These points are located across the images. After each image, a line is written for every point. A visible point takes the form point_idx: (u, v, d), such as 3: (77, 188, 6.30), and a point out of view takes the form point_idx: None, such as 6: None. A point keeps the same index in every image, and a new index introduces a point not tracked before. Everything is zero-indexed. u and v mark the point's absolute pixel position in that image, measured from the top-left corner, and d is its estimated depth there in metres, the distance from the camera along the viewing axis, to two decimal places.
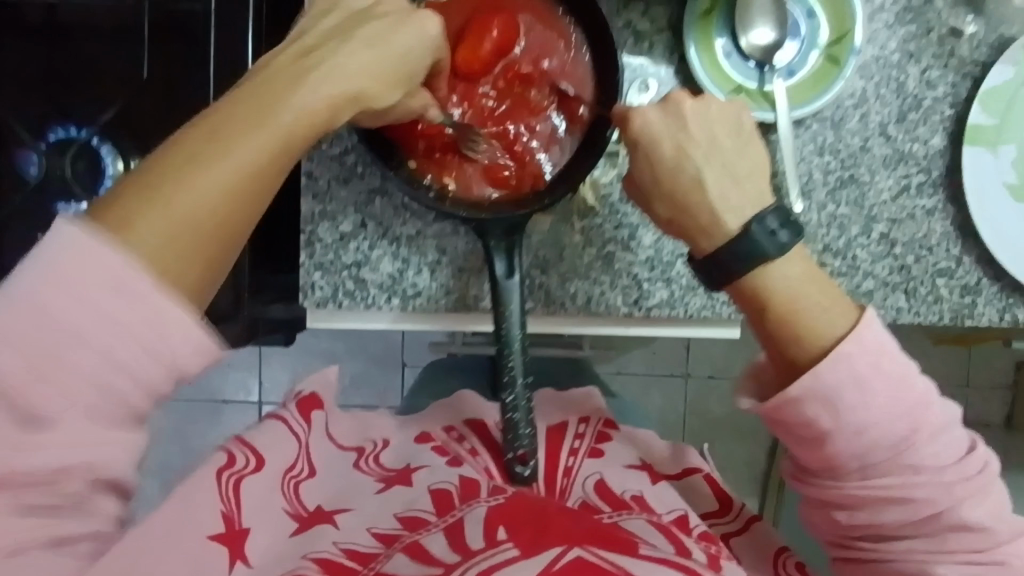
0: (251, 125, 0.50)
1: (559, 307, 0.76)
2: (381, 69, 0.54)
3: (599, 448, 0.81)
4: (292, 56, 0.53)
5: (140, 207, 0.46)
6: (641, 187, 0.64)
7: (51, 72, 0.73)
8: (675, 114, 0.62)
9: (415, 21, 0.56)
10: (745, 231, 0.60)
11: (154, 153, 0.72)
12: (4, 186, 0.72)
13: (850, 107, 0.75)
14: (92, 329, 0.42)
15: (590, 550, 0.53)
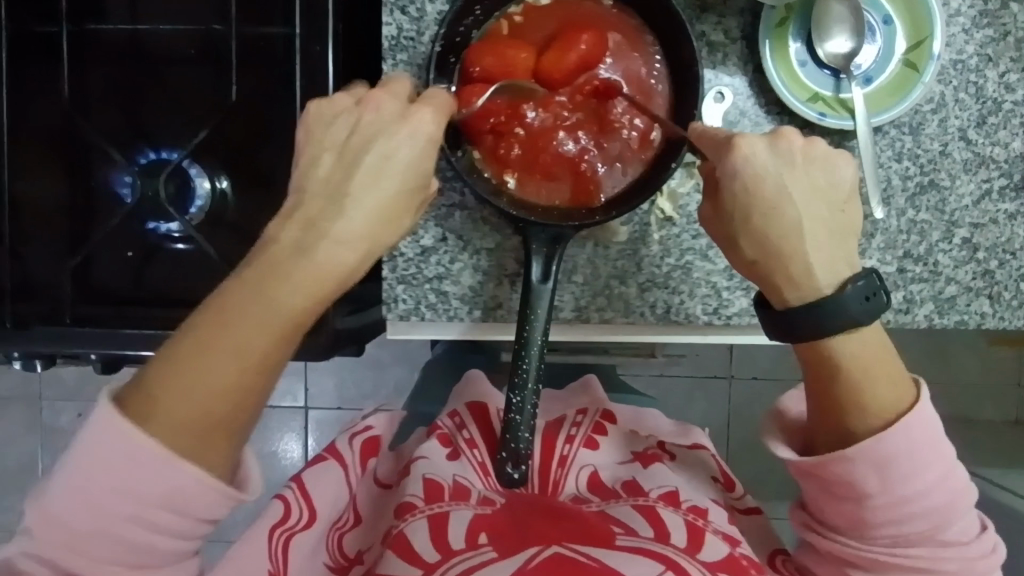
0: (248, 310, 0.50)
1: (639, 317, 0.76)
2: (378, 219, 0.52)
3: (595, 440, 0.80)
4: (285, 228, 0.51)
5: (156, 400, 0.49)
6: (726, 219, 0.61)
7: (134, 99, 0.74)
8: (783, 153, 0.58)
9: (409, 127, 0.52)
10: (840, 292, 0.57)
11: (235, 172, 0.75)
12: (98, 207, 0.76)
13: (928, 113, 0.75)
14: (128, 512, 0.49)
15: (566, 547, 0.60)
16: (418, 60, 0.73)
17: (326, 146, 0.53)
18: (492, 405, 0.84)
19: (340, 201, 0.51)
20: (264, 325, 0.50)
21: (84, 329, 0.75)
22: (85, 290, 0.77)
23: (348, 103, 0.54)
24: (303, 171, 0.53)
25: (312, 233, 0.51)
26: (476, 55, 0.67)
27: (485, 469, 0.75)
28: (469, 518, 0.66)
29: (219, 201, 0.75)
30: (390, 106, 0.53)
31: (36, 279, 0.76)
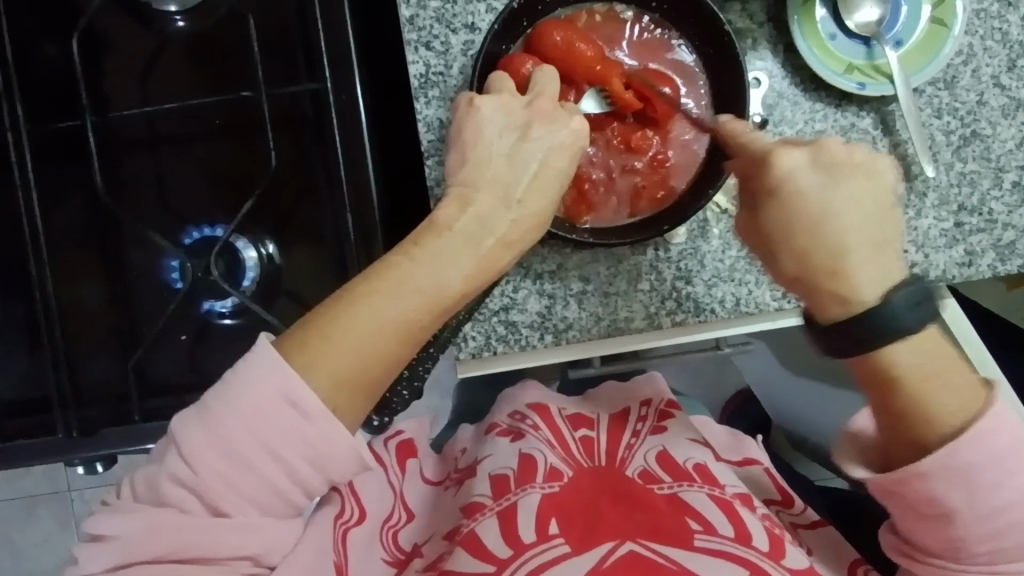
0: (418, 284, 0.52)
1: (710, 314, 0.76)
2: (524, 215, 0.57)
3: (661, 426, 0.82)
4: (463, 212, 0.55)
5: (317, 341, 0.50)
6: (763, 239, 0.56)
7: (166, 179, 0.74)
8: (825, 165, 0.52)
9: (562, 126, 0.58)
10: (889, 302, 0.52)
11: (282, 236, 0.75)
12: (151, 297, 0.75)
13: (959, 65, 0.75)
14: (272, 446, 0.49)
15: (642, 545, 0.64)
16: (450, 93, 0.73)
17: (490, 147, 0.58)
18: (552, 406, 0.87)
19: (513, 195, 0.56)
20: (430, 301, 0.53)
21: (153, 423, 0.73)
22: (145, 384, 0.76)
23: (513, 100, 0.60)
24: (469, 166, 0.58)
25: (487, 226, 0.55)
26: (548, 29, 0.69)
27: (551, 444, 0.79)
28: (538, 503, 0.69)
29: (271, 266, 0.75)
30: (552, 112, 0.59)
31: (96, 381, 0.74)
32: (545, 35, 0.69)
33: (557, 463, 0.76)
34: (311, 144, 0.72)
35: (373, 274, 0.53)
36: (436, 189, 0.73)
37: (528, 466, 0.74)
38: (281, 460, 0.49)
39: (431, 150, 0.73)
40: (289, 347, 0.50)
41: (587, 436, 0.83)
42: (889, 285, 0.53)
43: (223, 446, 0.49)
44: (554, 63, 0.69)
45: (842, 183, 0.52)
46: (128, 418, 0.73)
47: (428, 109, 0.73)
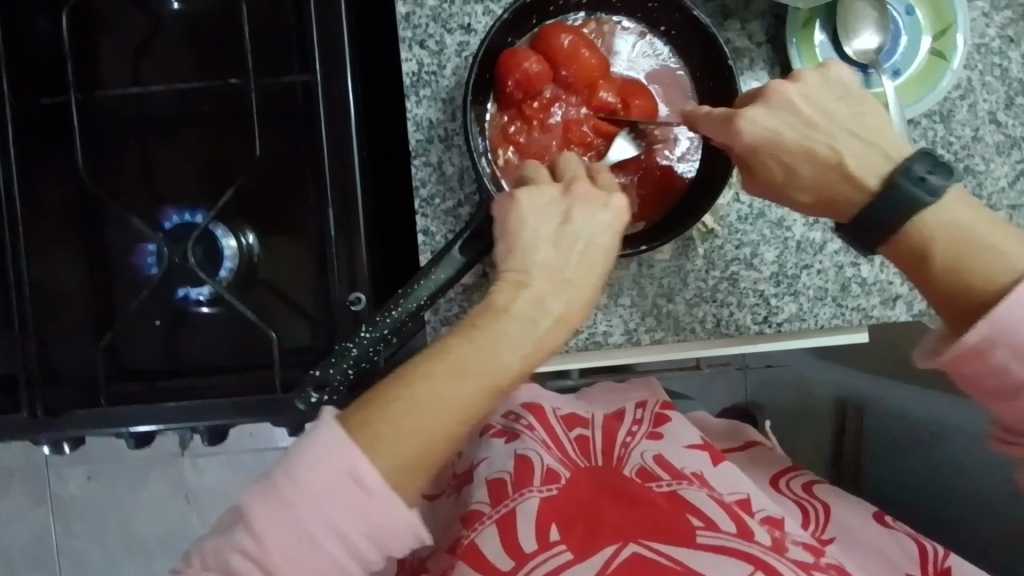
0: (482, 365, 0.52)
1: (690, 333, 0.75)
2: (573, 300, 0.56)
3: (657, 431, 0.72)
4: (517, 300, 0.54)
5: (389, 415, 0.50)
6: (769, 183, 0.60)
7: (153, 163, 0.73)
8: (781, 105, 0.57)
9: (612, 211, 0.57)
10: (893, 185, 0.54)
11: (264, 227, 0.74)
12: (129, 280, 0.74)
13: (956, 99, 0.74)
14: (339, 521, 0.47)
15: (644, 546, 0.57)
16: (442, 94, 0.72)
17: (538, 231, 0.56)
18: (546, 404, 0.78)
19: (565, 281, 0.55)
20: (464, 394, 0.52)
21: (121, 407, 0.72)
22: (117, 367, 0.75)
23: (553, 188, 0.58)
24: (518, 253, 0.56)
25: (540, 309, 0.54)
26: (556, 29, 0.68)
27: (547, 444, 0.71)
28: (537, 507, 0.62)
29: (250, 257, 0.74)
30: (590, 194, 0.57)
31: (69, 362, 0.74)
32: (553, 33, 0.68)
33: (555, 463, 0.67)
34: (298, 136, 0.72)
35: (432, 357, 0.52)
36: (422, 189, 0.73)
37: (524, 466, 0.65)
38: (345, 537, 0.47)
39: (419, 150, 0.73)
40: (359, 418, 0.50)
41: (582, 434, 0.74)
42: (883, 169, 0.55)
43: (287, 520, 0.47)
44: (556, 63, 0.68)
45: (817, 118, 0.57)
46: (96, 401, 0.72)
47: (418, 108, 0.73)
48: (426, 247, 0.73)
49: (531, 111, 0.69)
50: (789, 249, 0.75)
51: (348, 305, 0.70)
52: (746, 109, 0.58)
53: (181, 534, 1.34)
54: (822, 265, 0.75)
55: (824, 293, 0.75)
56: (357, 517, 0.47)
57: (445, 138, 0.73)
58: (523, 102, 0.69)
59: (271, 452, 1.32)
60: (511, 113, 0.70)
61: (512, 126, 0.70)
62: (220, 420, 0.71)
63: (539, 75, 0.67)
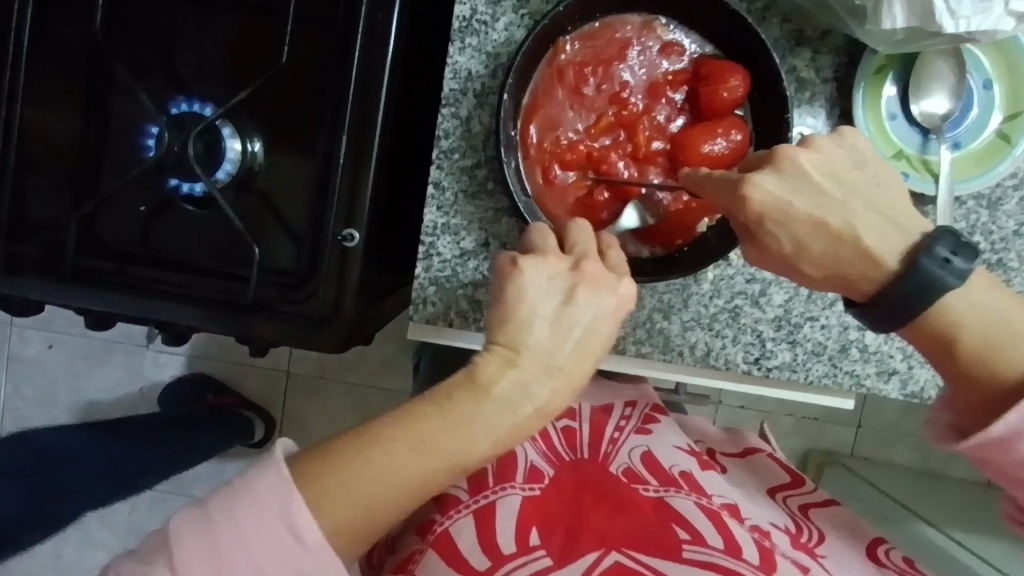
0: (447, 448, 0.48)
1: (677, 356, 0.72)
2: (563, 390, 0.51)
3: (646, 427, 0.79)
4: (500, 381, 0.49)
5: (336, 473, 0.46)
6: (778, 256, 0.55)
7: (175, 44, 0.70)
8: (794, 173, 0.52)
9: (607, 301, 0.51)
10: (915, 264, 0.52)
11: (273, 138, 0.72)
12: (122, 157, 0.71)
13: (1009, 188, 0.71)
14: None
15: (627, 556, 0.60)
16: (488, 47, 0.69)
17: (533, 310, 0.50)
18: None
19: (557, 369, 0.50)
20: (439, 465, 0.48)
21: (83, 286, 0.69)
22: (91, 240, 0.71)
23: (559, 262, 0.52)
24: (510, 327, 0.50)
25: (521, 394, 0.49)
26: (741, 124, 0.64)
27: (531, 437, 0.73)
28: (517, 505, 0.65)
29: (250, 164, 0.70)
30: (602, 275, 0.52)
31: (41, 222, 0.70)
32: (740, 126, 0.64)
33: (538, 460, 0.71)
34: (330, 55, 0.69)
35: (398, 423, 0.48)
36: (443, 140, 0.70)
37: (508, 460, 0.68)
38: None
39: (450, 99, 0.69)
40: (306, 472, 0.46)
41: (569, 425, 0.77)
42: (903, 244, 0.53)
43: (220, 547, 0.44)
44: (718, 116, 0.64)
45: (829, 189, 0.53)
46: (57, 268, 0.69)
47: (460, 56, 0.69)
48: (432, 200, 0.70)
49: (679, 80, 0.66)
50: (798, 296, 0.72)
51: (338, 239, 0.68)
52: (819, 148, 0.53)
53: None
54: (828, 320, 0.72)
55: (821, 350, 0.72)
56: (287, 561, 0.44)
57: (480, 93, 0.69)
58: (697, 81, 0.65)
59: (230, 365, 1.30)
60: (691, 65, 0.66)
61: (673, 63, 0.66)
62: (185, 320, 0.69)
63: (718, 106, 0.63)
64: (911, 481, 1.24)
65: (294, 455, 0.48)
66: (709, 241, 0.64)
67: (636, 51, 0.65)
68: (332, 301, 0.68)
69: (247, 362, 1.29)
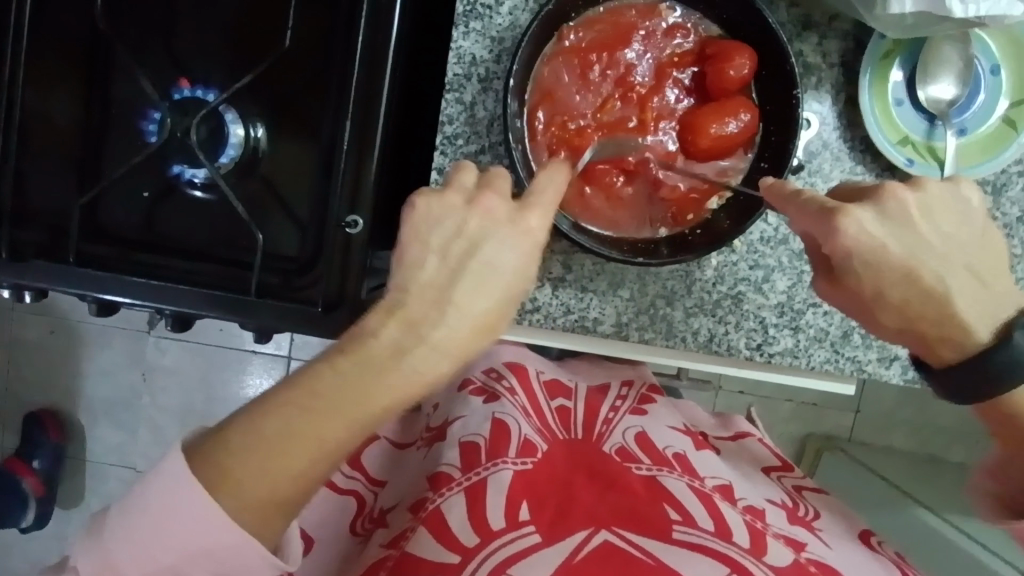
0: (340, 404, 0.45)
1: (680, 342, 0.73)
2: (464, 329, 0.47)
3: (641, 408, 0.79)
4: (386, 328, 0.46)
5: (228, 457, 0.44)
6: (857, 298, 0.55)
7: (179, 28, 0.69)
8: (898, 219, 0.51)
9: (515, 236, 0.48)
10: (1004, 341, 0.54)
11: (277, 124, 0.71)
12: (125, 143, 0.71)
13: (1014, 174, 0.71)
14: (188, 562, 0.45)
15: (616, 535, 0.59)
16: (492, 32, 0.68)
17: (425, 248, 0.47)
18: (530, 367, 0.82)
19: (445, 310, 0.46)
20: (340, 419, 0.45)
21: (88, 270, 0.68)
22: (92, 226, 0.71)
23: (459, 196, 0.49)
24: (403, 268, 0.47)
25: (413, 335, 0.46)
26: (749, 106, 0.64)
27: (526, 411, 0.74)
28: (508, 481, 0.63)
29: (253, 151, 0.71)
30: (502, 210, 0.48)
31: (42, 209, 0.70)
32: (748, 107, 0.63)
33: (531, 434, 0.70)
34: (333, 39, 0.68)
35: (284, 391, 0.45)
36: (446, 126, 0.69)
37: (500, 434, 0.68)
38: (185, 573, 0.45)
39: (454, 84, 0.69)
40: (200, 457, 0.44)
41: (563, 406, 0.79)
42: (998, 319, 0.54)
43: (133, 538, 0.45)
44: (726, 96, 0.64)
45: (931, 241, 0.52)
46: (62, 257, 0.69)
47: (464, 41, 0.68)
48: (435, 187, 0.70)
49: (686, 61, 0.65)
50: (802, 282, 0.72)
51: (342, 227, 0.68)
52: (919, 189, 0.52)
53: (126, 407, 1.33)
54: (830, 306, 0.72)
55: (824, 335, 0.73)
56: (196, 554, 0.44)
57: (484, 78, 0.69)
58: (704, 61, 0.65)
59: (232, 350, 1.30)
60: (695, 46, 0.66)
61: (679, 42, 0.66)
62: (184, 308, 0.68)
63: (728, 84, 0.62)
64: (908, 465, 1.25)
65: (188, 441, 0.46)
66: (720, 224, 0.66)
67: (644, 33, 0.65)
68: (337, 287, 0.68)
69: (250, 348, 1.30)
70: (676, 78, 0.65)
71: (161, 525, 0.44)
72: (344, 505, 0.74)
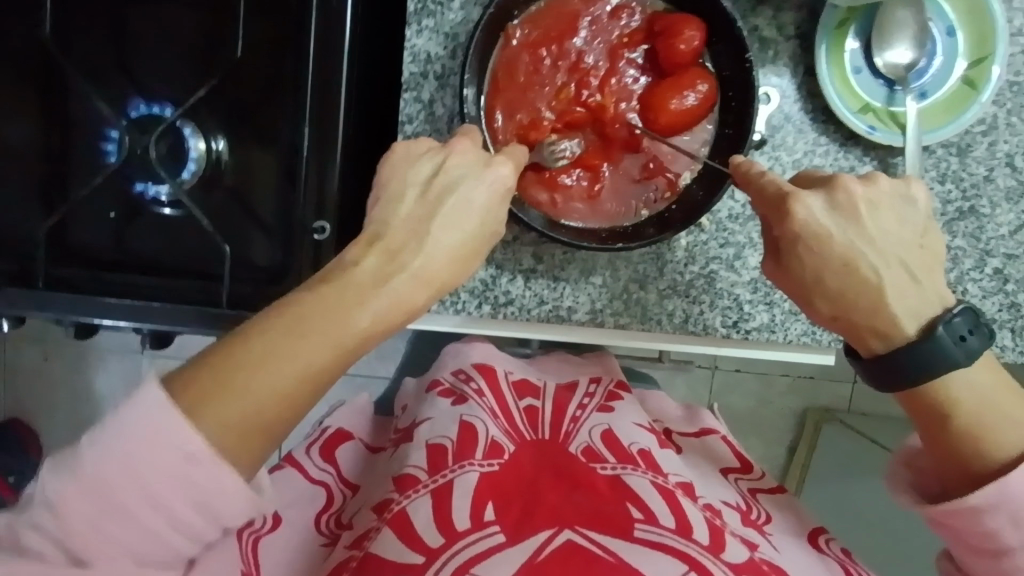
0: (329, 326, 0.47)
1: (656, 325, 0.73)
2: (455, 252, 0.52)
3: (609, 405, 0.76)
4: (366, 258, 0.50)
5: (217, 378, 0.45)
6: (799, 282, 0.55)
7: (134, 44, 0.69)
8: (843, 207, 0.53)
9: (492, 176, 0.53)
10: (931, 334, 0.51)
11: (236, 134, 0.71)
12: (84, 165, 0.70)
13: (978, 134, 0.72)
14: (160, 496, 0.43)
15: (580, 533, 0.53)
16: (445, 27, 0.68)
17: (407, 187, 0.53)
18: (499, 368, 0.80)
19: (422, 242, 0.51)
20: (328, 340, 0.47)
21: (61, 295, 0.69)
22: (62, 251, 0.71)
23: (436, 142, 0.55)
24: (384, 204, 0.53)
25: (391, 265, 0.50)
26: (705, 74, 0.63)
27: (494, 413, 0.72)
28: (474, 483, 0.61)
29: (216, 163, 0.71)
30: (473, 155, 0.54)
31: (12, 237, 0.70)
32: (705, 77, 0.63)
33: (499, 436, 0.68)
34: (286, 45, 0.68)
35: (267, 317, 0.48)
36: (408, 125, 0.69)
37: (468, 435, 0.66)
38: (167, 508, 0.43)
39: (411, 83, 0.69)
40: (180, 387, 0.44)
41: (532, 406, 0.76)
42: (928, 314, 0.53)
43: (93, 489, 0.42)
44: (681, 68, 0.63)
45: (871, 230, 0.53)
46: (36, 284, 0.69)
47: (418, 39, 0.68)
48: None
49: (637, 39, 0.65)
50: None
51: (311, 233, 0.68)
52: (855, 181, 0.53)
53: None
54: None
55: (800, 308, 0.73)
56: (177, 486, 0.43)
57: (441, 75, 0.69)
58: (653, 38, 0.64)
59: None
60: (644, 23, 0.65)
61: (627, 22, 0.65)
62: (159, 323, 0.70)
63: (679, 58, 0.62)
64: None
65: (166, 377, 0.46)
66: (694, 196, 0.65)
67: (590, 16, 0.65)
68: None
69: None
70: (628, 56, 0.65)
71: (124, 464, 0.42)
72: (313, 501, 0.72)
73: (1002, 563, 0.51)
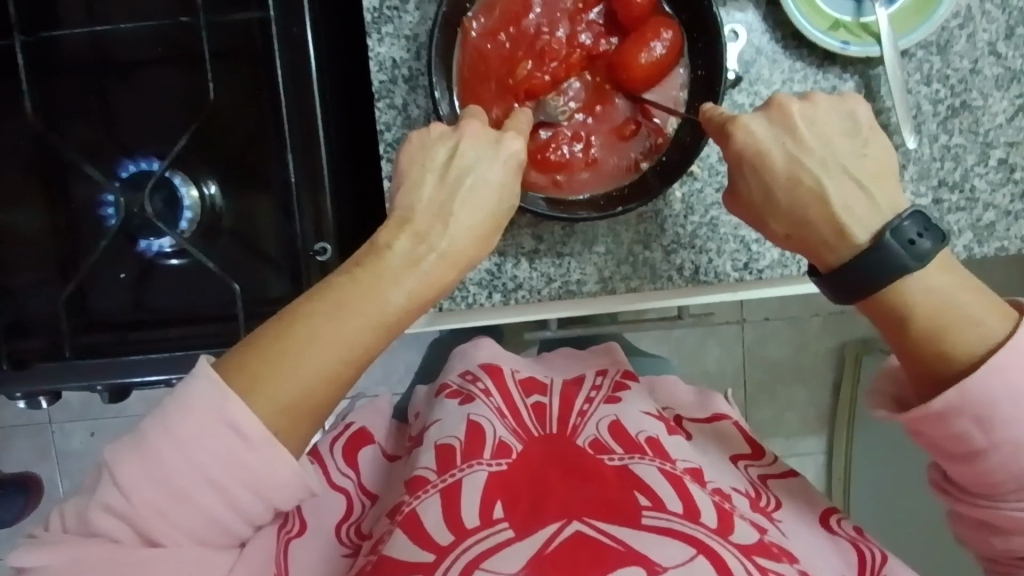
0: (366, 311, 0.49)
1: (666, 282, 0.73)
2: (477, 227, 0.53)
3: (616, 395, 0.73)
4: (398, 239, 0.52)
5: (267, 363, 0.47)
6: (750, 205, 0.55)
7: (115, 108, 0.71)
8: (779, 121, 0.53)
9: (490, 156, 0.54)
10: (878, 241, 0.50)
11: (226, 176, 0.72)
12: (88, 233, 0.73)
13: (955, 29, 0.70)
14: (217, 477, 0.46)
15: (588, 524, 0.54)
16: (405, 31, 0.69)
17: (423, 170, 0.54)
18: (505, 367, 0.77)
19: (449, 221, 0.52)
20: (367, 318, 0.49)
21: (84, 360, 0.72)
22: (83, 319, 0.74)
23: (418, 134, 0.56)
24: (405, 188, 0.54)
25: (421, 247, 0.52)
26: (663, 20, 0.63)
27: (501, 412, 0.70)
28: (483, 481, 0.60)
29: (210, 208, 0.72)
30: (484, 135, 0.55)
31: (33, 315, 0.73)
32: (667, 24, 0.63)
33: (507, 436, 0.66)
34: (256, 80, 0.69)
35: (313, 297, 0.50)
36: (386, 132, 0.70)
37: (473, 436, 0.64)
38: (221, 490, 0.46)
39: (382, 92, 0.70)
40: (233, 371, 0.47)
41: (539, 402, 0.73)
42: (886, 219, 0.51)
43: (155, 473, 0.46)
44: (638, 20, 0.63)
45: (809, 142, 0.53)
46: (61, 354, 0.72)
47: (381, 47, 0.69)
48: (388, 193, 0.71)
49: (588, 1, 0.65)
50: None
51: (313, 256, 0.69)
52: (790, 99, 0.54)
53: None
54: None
55: None
56: (228, 466, 0.46)
57: (409, 78, 0.70)
58: None
59: None
60: None
61: None
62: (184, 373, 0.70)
63: (637, 11, 0.63)
64: None
65: (222, 359, 0.49)
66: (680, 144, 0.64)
67: None
68: None
69: None
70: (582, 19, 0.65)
71: (180, 448, 0.46)
72: (331, 505, 0.70)
73: (978, 467, 0.50)
